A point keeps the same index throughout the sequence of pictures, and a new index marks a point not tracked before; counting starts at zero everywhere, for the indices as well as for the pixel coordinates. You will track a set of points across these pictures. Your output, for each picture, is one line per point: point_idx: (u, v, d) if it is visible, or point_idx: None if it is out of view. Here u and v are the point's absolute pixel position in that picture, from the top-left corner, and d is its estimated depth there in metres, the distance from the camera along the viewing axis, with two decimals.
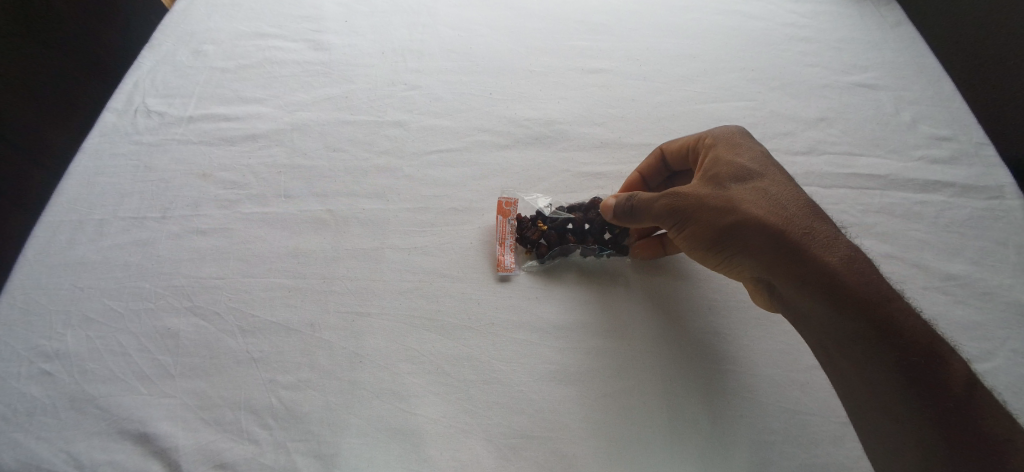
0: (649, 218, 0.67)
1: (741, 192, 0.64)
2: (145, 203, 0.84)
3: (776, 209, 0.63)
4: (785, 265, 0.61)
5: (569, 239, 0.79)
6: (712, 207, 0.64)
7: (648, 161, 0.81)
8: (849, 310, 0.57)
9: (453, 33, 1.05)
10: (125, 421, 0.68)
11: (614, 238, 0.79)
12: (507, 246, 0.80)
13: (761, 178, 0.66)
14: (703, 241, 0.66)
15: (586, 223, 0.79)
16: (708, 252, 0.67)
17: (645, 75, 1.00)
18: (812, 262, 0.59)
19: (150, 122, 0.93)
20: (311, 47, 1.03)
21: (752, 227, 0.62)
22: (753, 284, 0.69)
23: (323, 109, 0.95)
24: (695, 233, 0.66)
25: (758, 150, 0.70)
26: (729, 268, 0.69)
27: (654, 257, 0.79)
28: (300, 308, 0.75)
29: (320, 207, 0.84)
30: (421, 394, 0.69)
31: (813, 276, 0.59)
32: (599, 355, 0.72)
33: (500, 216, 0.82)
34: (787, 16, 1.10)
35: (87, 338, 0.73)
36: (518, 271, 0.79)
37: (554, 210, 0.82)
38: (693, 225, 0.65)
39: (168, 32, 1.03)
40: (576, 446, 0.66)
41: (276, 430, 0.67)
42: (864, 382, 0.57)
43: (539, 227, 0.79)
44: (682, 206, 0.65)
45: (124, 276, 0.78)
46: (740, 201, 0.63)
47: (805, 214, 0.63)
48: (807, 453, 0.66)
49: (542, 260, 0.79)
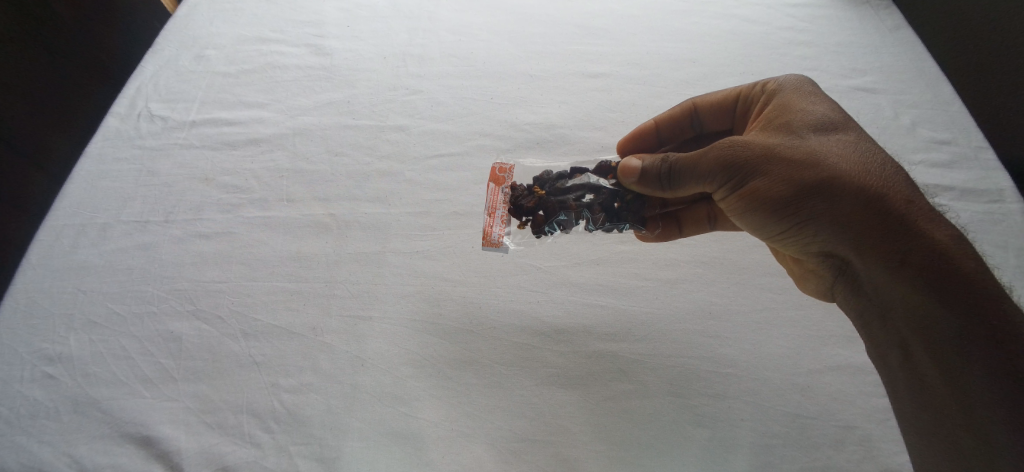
0: (691, 176, 0.59)
1: (814, 148, 0.55)
2: (147, 207, 0.85)
3: (859, 168, 0.54)
4: (871, 233, 0.51)
5: (572, 207, 0.74)
6: (781, 163, 0.55)
7: (673, 112, 0.78)
8: (941, 291, 0.48)
9: (454, 38, 1.06)
10: (126, 424, 0.68)
11: (622, 209, 0.74)
12: (497, 218, 0.77)
13: (838, 136, 0.58)
14: (763, 204, 0.57)
15: (590, 193, 0.74)
16: (762, 220, 0.59)
17: (645, 80, 1.01)
18: (903, 233, 0.50)
19: (153, 126, 0.93)
20: (312, 52, 1.03)
21: (827, 189, 0.53)
22: (816, 260, 0.60)
23: (324, 113, 0.95)
24: (749, 194, 0.57)
25: (837, 110, 0.62)
26: (785, 241, 0.60)
27: (666, 232, 0.78)
28: (302, 311, 0.75)
29: (322, 211, 0.84)
30: (421, 398, 0.69)
31: (905, 247, 0.50)
32: (600, 359, 0.72)
33: (493, 185, 0.79)
34: (786, 20, 1.11)
35: (90, 341, 0.74)
36: (505, 247, 0.76)
37: (558, 175, 0.77)
38: (753, 184, 0.56)
39: (170, 37, 1.04)
40: (578, 449, 0.66)
41: (278, 434, 0.67)
42: (934, 379, 0.49)
43: (537, 194, 0.75)
44: (739, 158, 0.56)
45: (127, 280, 0.79)
46: (813, 155, 0.55)
47: (894, 180, 0.54)
48: (807, 456, 0.66)
49: (540, 230, 0.75)
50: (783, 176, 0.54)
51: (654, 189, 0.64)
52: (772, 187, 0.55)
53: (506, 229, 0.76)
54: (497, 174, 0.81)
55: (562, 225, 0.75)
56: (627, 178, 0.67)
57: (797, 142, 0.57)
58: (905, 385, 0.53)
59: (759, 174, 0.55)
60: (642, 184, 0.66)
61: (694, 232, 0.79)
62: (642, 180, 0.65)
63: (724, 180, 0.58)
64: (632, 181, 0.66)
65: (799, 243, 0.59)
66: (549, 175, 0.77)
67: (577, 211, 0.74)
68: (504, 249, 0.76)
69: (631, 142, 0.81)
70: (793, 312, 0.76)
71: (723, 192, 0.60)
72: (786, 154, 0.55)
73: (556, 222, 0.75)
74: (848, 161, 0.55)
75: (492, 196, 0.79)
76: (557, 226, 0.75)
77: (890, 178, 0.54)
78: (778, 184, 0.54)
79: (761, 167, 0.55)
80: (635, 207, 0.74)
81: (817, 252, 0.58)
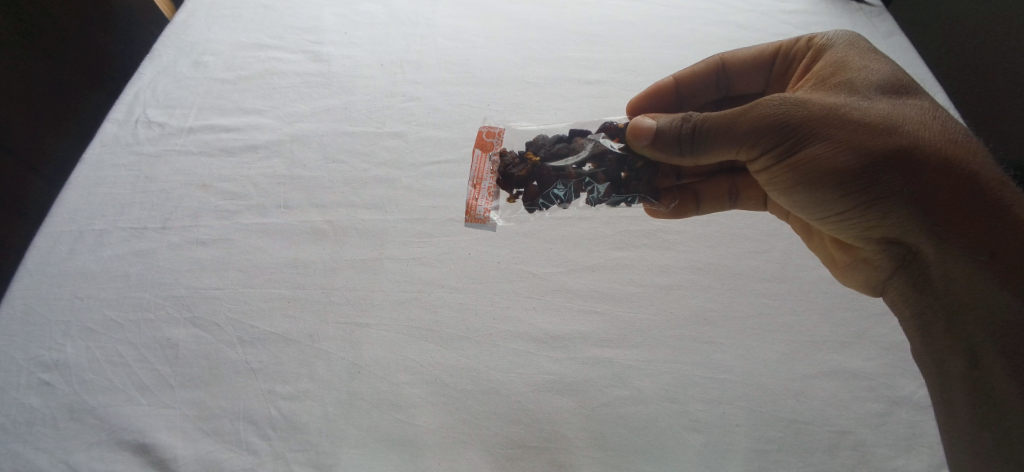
0: (736, 138, 0.56)
1: (878, 112, 0.52)
2: (145, 213, 0.85)
3: (935, 138, 0.50)
4: (946, 210, 0.48)
5: (570, 177, 0.67)
6: (846, 128, 0.51)
7: (701, 67, 0.76)
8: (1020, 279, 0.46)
9: (451, 44, 1.07)
10: (124, 431, 0.68)
11: (630, 179, 0.68)
12: (482, 190, 0.73)
13: (910, 103, 0.54)
14: (823, 173, 0.54)
15: (591, 162, 0.68)
16: (813, 192, 0.56)
17: (641, 86, 1.01)
18: (984, 214, 0.47)
19: (151, 133, 0.94)
20: (311, 59, 1.04)
21: (893, 159, 0.50)
22: (876, 237, 0.57)
23: (323, 120, 0.96)
24: (800, 161, 0.55)
25: (906, 76, 0.58)
26: (839, 216, 0.58)
27: (688, 207, 0.80)
28: (300, 318, 0.76)
29: (320, 218, 0.85)
30: (419, 405, 0.69)
31: (985, 228, 0.47)
32: (597, 365, 0.72)
33: (480, 152, 0.76)
34: (782, 26, 1.11)
35: (87, 348, 0.74)
36: (491, 222, 0.74)
37: (551, 140, 0.70)
38: (812, 151, 0.53)
39: (169, 44, 1.05)
40: (575, 455, 0.67)
41: (275, 441, 0.68)
42: (999, 371, 0.48)
43: (530, 162, 0.68)
44: (789, 121, 0.53)
45: (125, 287, 0.79)
46: (884, 121, 0.51)
47: (974, 152, 0.50)
48: (803, 461, 0.67)
49: (532, 204, 0.69)
50: (840, 144, 0.52)
51: (673, 154, 0.62)
52: (827, 154, 0.52)
53: (493, 203, 0.73)
54: (484, 139, 0.77)
55: (558, 198, 0.69)
56: (638, 141, 0.62)
57: (862, 105, 0.53)
58: (963, 373, 0.52)
59: (811, 140, 0.53)
60: (656, 149, 0.62)
61: (708, 208, 0.81)
62: (656, 146, 0.62)
63: (769, 144, 0.55)
64: (644, 145, 0.63)
65: (858, 220, 0.56)
66: (541, 140, 0.71)
67: (577, 181, 0.68)
68: (490, 224, 0.74)
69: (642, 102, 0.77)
70: (788, 318, 0.76)
71: (767, 159, 0.58)
72: (844, 118, 0.52)
73: (551, 194, 0.68)
74: (916, 130, 0.51)
75: (479, 164, 0.75)
76: (553, 199, 0.69)
77: (971, 150, 0.50)
78: (833, 151, 0.52)
79: (814, 132, 0.53)
80: (645, 175, 0.68)
81: (878, 229, 0.55)
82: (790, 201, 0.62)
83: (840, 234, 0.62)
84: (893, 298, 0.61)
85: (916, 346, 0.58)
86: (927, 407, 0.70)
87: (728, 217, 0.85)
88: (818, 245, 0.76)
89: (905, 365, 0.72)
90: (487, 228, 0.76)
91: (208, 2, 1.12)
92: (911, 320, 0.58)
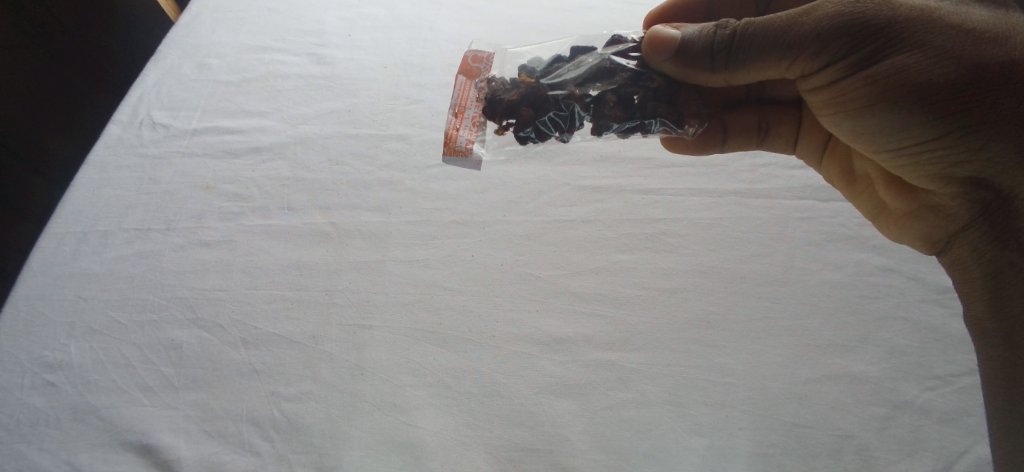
0: (814, 43, 0.57)
1: (971, 25, 0.53)
2: (149, 215, 0.86)
3: None
4: None
5: (575, 99, 0.65)
6: (937, 40, 0.53)
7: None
8: None
9: (453, 47, 1.07)
10: (127, 433, 0.68)
11: (645, 101, 0.65)
12: (466, 120, 0.72)
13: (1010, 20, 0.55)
14: (904, 86, 0.55)
15: (597, 82, 0.66)
16: (879, 111, 0.58)
17: None
18: None
19: (154, 134, 0.94)
20: (314, 61, 1.04)
21: (979, 73, 0.52)
22: (947, 168, 0.59)
23: (326, 122, 0.96)
24: (882, 72, 0.56)
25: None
26: (910, 144, 0.60)
27: (715, 138, 0.82)
28: (301, 320, 0.76)
29: (322, 220, 0.85)
30: (421, 407, 0.69)
31: None
32: (599, 369, 0.72)
33: (465, 79, 0.75)
34: None
35: (90, 349, 0.74)
36: (472, 154, 0.71)
37: (545, 65, 0.70)
38: (896, 62, 0.54)
39: (173, 46, 1.05)
40: (577, 458, 0.67)
41: (278, 443, 0.68)
42: None
43: (523, 84, 0.66)
44: (870, 28, 0.54)
45: (128, 288, 0.79)
46: (980, 37, 0.53)
47: None
48: (807, 466, 0.66)
49: (526, 130, 0.65)
50: (922, 53, 0.53)
51: (714, 70, 0.63)
52: (905, 63, 0.54)
53: (476, 134, 0.71)
54: (470, 64, 0.76)
55: (559, 124, 0.65)
56: (660, 53, 0.64)
57: (959, 17, 0.54)
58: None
59: (888, 47, 0.54)
60: (680, 64, 0.64)
61: (733, 144, 0.84)
62: (684, 60, 0.63)
63: (838, 51, 0.57)
64: (665, 59, 0.64)
65: (933, 149, 0.58)
66: (533, 67, 0.70)
67: (581, 103, 0.65)
68: (472, 158, 0.71)
69: (663, 15, 0.80)
70: (790, 322, 0.76)
71: (832, 70, 0.59)
72: (931, 25, 0.53)
73: (547, 120, 0.65)
74: (1012, 43, 0.53)
75: (463, 92, 0.75)
76: (551, 125, 0.65)
77: None
78: (914, 59, 0.54)
79: (894, 39, 0.54)
80: (664, 96, 0.66)
81: (955, 160, 0.57)
82: (853, 127, 0.63)
83: (898, 163, 0.64)
84: (955, 237, 0.63)
85: (980, 308, 0.60)
86: (930, 412, 0.69)
87: (729, 220, 0.85)
88: (867, 194, 0.79)
89: (908, 370, 0.72)
90: (468, 166, 0.73)
91: (212, 4, 1.13)
92: (977, 267, 0.60)
